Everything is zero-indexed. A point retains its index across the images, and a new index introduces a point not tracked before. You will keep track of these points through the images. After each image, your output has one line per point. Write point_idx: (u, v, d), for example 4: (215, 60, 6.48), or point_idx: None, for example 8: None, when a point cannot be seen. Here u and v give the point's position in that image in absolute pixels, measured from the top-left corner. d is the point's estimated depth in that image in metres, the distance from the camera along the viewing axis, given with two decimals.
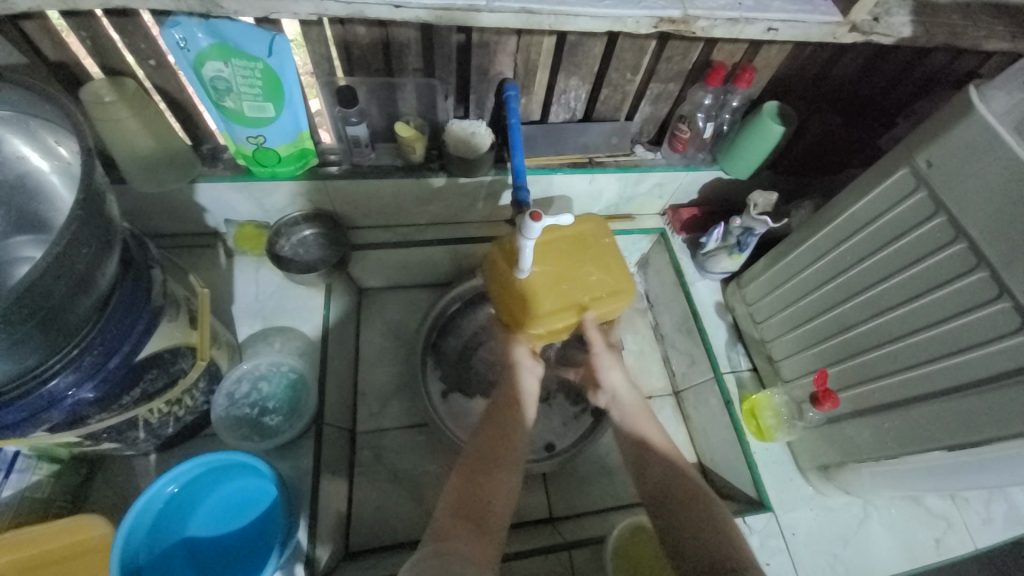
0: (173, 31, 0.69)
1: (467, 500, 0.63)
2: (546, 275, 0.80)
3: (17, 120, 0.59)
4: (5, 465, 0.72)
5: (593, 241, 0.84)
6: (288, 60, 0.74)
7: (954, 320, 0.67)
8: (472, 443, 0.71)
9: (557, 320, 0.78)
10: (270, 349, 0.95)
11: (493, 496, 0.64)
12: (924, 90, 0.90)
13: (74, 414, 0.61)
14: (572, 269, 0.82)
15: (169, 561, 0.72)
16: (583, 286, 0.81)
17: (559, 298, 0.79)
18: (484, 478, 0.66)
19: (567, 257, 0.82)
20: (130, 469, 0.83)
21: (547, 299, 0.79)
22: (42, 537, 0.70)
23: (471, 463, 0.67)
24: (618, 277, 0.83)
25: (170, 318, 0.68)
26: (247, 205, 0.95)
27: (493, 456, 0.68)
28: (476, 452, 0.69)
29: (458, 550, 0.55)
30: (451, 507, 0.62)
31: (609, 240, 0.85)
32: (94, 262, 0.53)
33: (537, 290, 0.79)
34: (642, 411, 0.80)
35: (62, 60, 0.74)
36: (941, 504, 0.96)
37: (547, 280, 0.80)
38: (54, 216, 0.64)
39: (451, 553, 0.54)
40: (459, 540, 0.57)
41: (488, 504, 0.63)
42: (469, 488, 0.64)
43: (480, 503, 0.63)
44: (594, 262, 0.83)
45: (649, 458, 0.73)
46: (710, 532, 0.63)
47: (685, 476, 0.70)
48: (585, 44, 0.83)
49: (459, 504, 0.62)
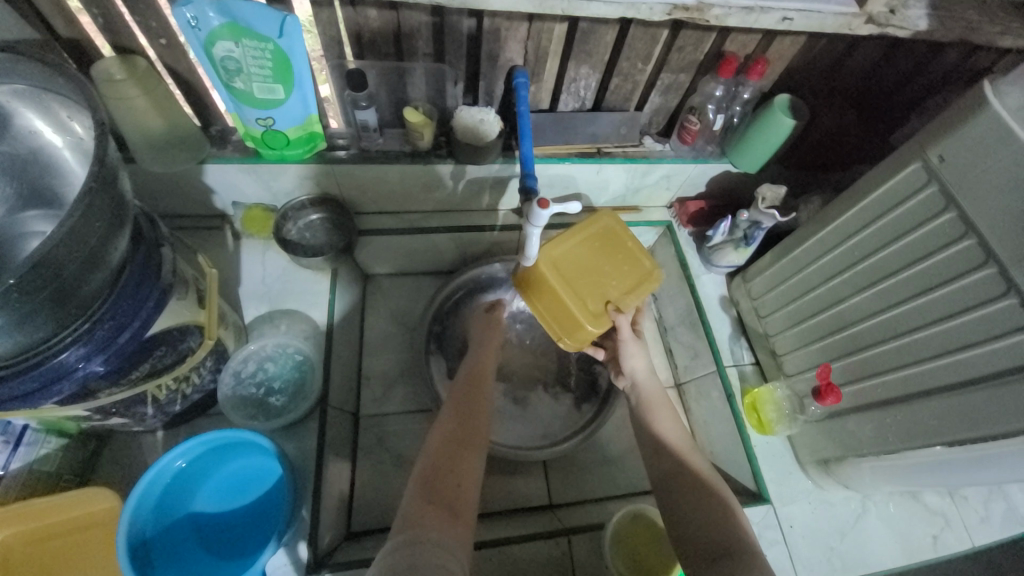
0: (184, 10, 0.69)
1: (438, 485, 0.62)
2: (580, 278, 0.78)
3: (30, 93, 0.59)
4: (13, 438, 0.72)
5: (607, 234, 0.82)
6: (298, 41, 0.73)
7: (960, 316, 0.67)
8: (440, 429, 0.71)
9: (603, 323, 0.77)
10: (276, 331, 0.96)
11: (463, 482, 0.64)
12: (938, 87, 0.88)
13: (83, 387, 0.61)
14: (602, 265, 0.79)
15: (174, 535, 0.73)
16: (614, 281, 0.79)
17: (598, 299, 0.78)
18: (454, 462, 0.66)
19: (594, 254, 0.80)
20: (136, 445, 0.84)
21: (588, 303, 0.77)
22: (57, 507, 0.71)
23: (442, 449, 0.68)
24: (643, 261, 0.81)
25: (179, 296, 0.68)
26: (255, 188, 0.95)
27: (460, 443, 0.69)
28: (448, 438, 0.70)
29: (432, 534, 0.54)
30: (422, 492, 0.61)
31: (621, 231, 0.82)
32: (106, 238, 0.53)
33: (576, 297, 0.77)
34: (661, 402, 0.82)
35: (73, 37, 0.74)
36: (940, 502, 0.96)
37: (580, 287, 0.77)
38: (65, 192, 0.65)
39: (424, 538, 0.53)
40: (432, 522, 0.56)
41: (460, 489, 0.63)
42: (440, 471, 0.64)
43: (453, 488, 0.63)
44: (620, 252, 0.81)
45: (662, 451, 0.75)
46: (708, 527, 0.64)
47: (687, 469, 0.71)
48: (597, 31, 0.82)
49: (428, 488, 0.62)
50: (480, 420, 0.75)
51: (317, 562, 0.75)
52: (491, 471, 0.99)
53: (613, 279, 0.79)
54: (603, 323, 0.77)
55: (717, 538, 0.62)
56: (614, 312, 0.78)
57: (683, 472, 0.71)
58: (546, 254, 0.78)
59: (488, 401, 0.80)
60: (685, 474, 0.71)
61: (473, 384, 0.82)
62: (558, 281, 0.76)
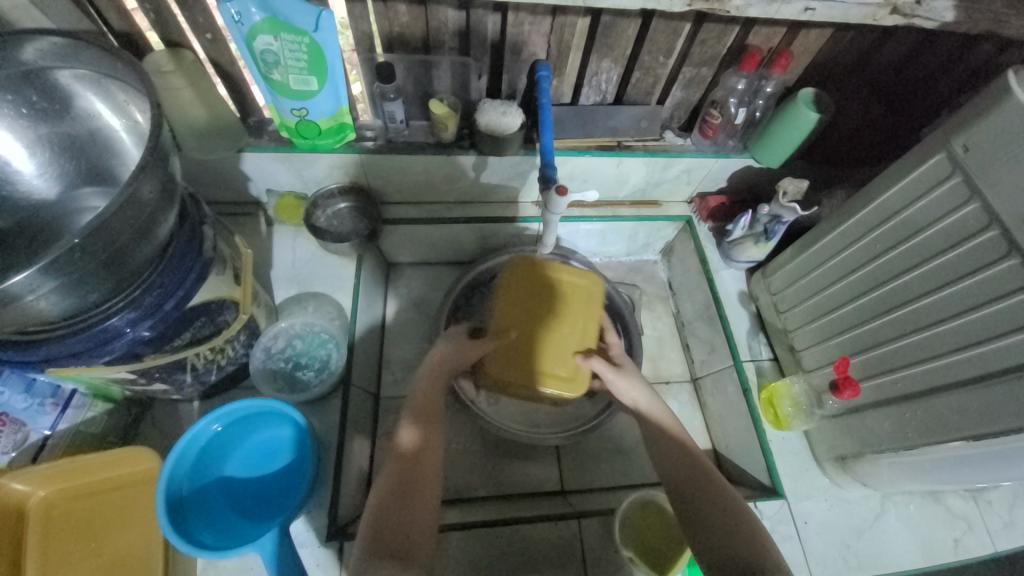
0: (229, 6, 0.73)
1: (389, 529, 0.64)
2: (543, 358, 0.89)
3: (92, 79, 0.65)
4: (62, 401, 0.78)
5: (542, 270, 0.95)
6: (333, 36, 0.78)
7: (983, 308, 0.66)
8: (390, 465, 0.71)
9: (581, 375, 0.88)
10: (304, 312, 1.00)
11: (414, 519, 0.66)
12: (969, 86, 0.85)
13: (130, 351, 0.66)
14: (552, 329, 0.91)
15: (207, 496, 0.78)
16: (570, 335, 0.91)
17: (564, 362, 0.89)
18: (407, 500, 0.68)
19: (538, 324, 0.91)
20: (174, 413, 0.89)
21: (558, 373, 0.88)
22: (98, 466, 0.76)
23: (390, 486, 0.69)
24: (581, 279, 0.96)
25: (218, 272, 0.73)
26: (289, 176, 1.00)
27: (415, 477, 0.70)
28: (402, 473, 0.70)
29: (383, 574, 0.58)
30: (372, 538, 0.63)
31: (552, 261, 0.97)
32: (156, 212, 0.58)
33: (549, 377, 0.87)
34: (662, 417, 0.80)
35: (128, 31, 0.80)
36: (963, 504, 0.94)
37: (544, 367, 0.88)
38: (121, 170, 0.70)
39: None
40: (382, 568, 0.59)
41: (412, 538, 0.65)
42: (389, 511, 0.66)
43: (400, 529, 0.65)
44: (556, 292, 0.94)
45: (669, 451, 0.75)
46: (727, 533, 0.63)
47: (697, 474, 0.70)
48: (619, 25, 0.84)
49: (379, 532, 0.64)
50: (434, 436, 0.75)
51: (339, 528, 0.80)
52: (505, 456, 1.01)
53: (567, 335, 0.91)
54: (581, 377, 0.88)
55: (733, 543, 0.61)
56: (584, 356, 0.89)
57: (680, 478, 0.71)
58: (503, 366, 0.88)
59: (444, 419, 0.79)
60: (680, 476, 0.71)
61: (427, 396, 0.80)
62: (535, 377, 0.87)
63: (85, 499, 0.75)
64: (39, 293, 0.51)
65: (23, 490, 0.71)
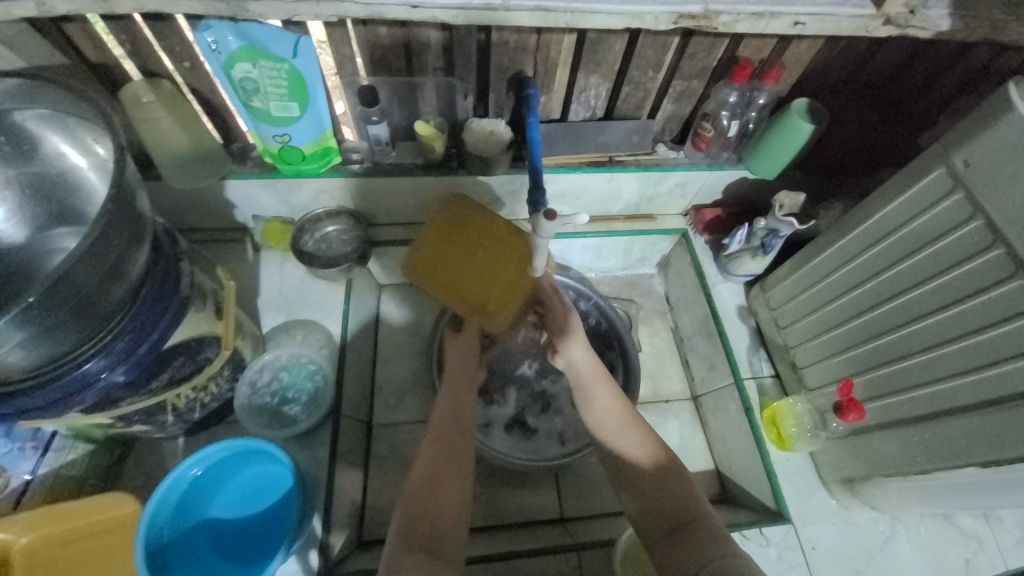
0: (205, 34, 0.72)
1: (415, 524, 0.64)
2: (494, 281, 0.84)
3: (55, 118, 0.64)
4: (43, 444, 0.78)
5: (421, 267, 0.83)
6: (312, 61, 0.76)
7: (990, 328, 0.63)
8: (421, 459, 0.71)
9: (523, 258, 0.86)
10: (292, 341, 0.98)
11: (441, 515, 0.66)
12: (968, 88, 0.83)
13: (106, 396, 0.64)
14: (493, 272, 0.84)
15: (192, 541, 0.76)
16: (490, 247, 0.85)
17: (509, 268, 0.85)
18: (434, 493, 0.67)
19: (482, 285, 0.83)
20: (159, 452, 0.87)
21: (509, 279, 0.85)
22: (79, 512, 0.73)
23: (421, 487, 0.68)
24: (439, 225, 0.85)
25: (197, 309, 0.71)
26: (274, 202, 0.98)
27: (439, 468, 0.70)
28: (429, 467, 0.70)
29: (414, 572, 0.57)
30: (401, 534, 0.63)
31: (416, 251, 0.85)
32: (126, 254, 0.56)
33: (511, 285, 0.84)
34: (599, 380, 0.82)
35: (104, 63, 0.78)
36: (974, 523, 0.91)
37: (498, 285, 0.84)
38: (90, 210, 0.68)
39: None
40: (414, 564, 0.58)
41: (438, 531, 0.64)
42: (418, 510, 0.65)
43: (431, 524, 0.64)
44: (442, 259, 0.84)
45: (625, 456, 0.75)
46: (673, 495, 0.69)
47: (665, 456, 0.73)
48: (605, 41, 0.82)
49: (408, 528, 0.64)
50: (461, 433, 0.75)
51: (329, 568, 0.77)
52: (502, 483, 0.98)
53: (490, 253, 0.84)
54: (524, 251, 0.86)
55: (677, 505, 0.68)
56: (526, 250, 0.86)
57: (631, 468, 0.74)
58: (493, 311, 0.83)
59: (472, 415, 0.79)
60: (632, 465, 0.74)
61: (456, 387, 0.81)
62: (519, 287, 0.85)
63: (65, 546, 0.73)
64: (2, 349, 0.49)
65: (5, 538, 0.69)
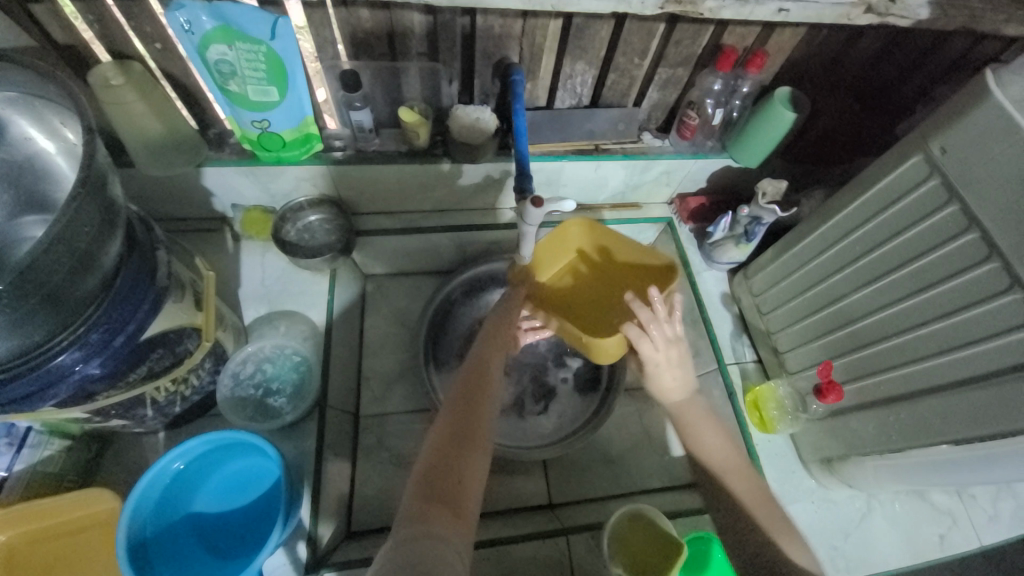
0: (177, 14, 0.68)
1: (439, 478, 0.57)
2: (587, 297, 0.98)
3: (22, 100, 0.61)
4: (18, 440, 0.74)
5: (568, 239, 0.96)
6: (291, 43, 0.74)
7: (963, 311, 0.65)
8: (446, 416, 0.66)
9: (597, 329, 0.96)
10: (276, 332, 0.96)
11: (465, 474, 0.59)
12: (946, 77, 0.85)
13: (81, 390, 0.62)
14: (587, 311, 0.97)
15: (176, 535, 0.75)
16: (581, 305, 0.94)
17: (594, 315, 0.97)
18: (459, 454, 0.60)
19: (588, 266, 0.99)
20: (138, 446, 0.84)
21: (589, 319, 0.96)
22: (57, 509, 0.72)
23: (446, 439, 0.62)
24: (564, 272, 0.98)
25: (175, 299, 0.69)
26: (254, 190, 0.95)
27: (468, 423, 0.65)
28: (456, 416, 0.65)
29: (435, 531, 0.50)
30: (420, 488, 0.56)
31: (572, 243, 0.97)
32: (98, 242, 0.54)
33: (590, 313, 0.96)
34: (699, 413, 0.76)
35: (70, 44, 0.75)
36: (946, 500, 0.95)
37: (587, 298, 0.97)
38: (58, 196, 0.66)
39: (424, 536, 0.49)
40: (432, 521, 0.51)
41: (462, 484, 0.57)
42: (443, 460, 0.59)
43: (451, 475, 0.58)
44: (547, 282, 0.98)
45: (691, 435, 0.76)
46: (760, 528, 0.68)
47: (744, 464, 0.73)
48: (592, 27, 0.81)
49: (426, 479, 0.57)
50: (489, 392, 0.71)
51: (318, 560, 0.78)
52: (491, 471, 0.99)
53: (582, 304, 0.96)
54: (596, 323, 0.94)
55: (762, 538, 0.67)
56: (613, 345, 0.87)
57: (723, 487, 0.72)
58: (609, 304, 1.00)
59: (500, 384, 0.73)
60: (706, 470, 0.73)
61: (489, 353, 0.77)
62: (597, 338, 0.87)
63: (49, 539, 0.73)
64: None
65: None
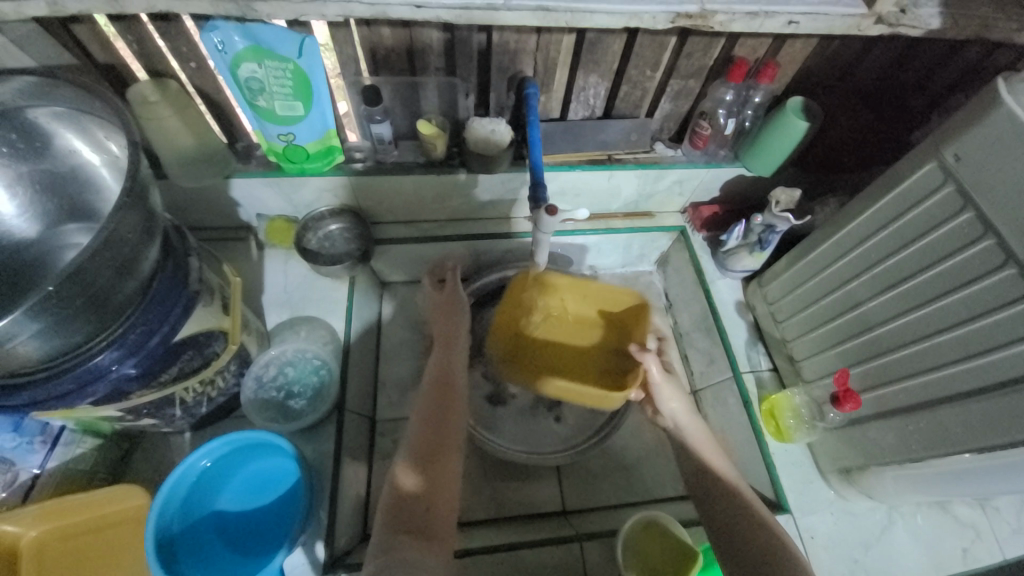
0: (211, 35, 0.73)
1: (407, 510, 0.61)
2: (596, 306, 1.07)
3: (69, 115, 0.65)
4: (52, 438, 0.78)
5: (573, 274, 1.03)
6: (317, 61, 0.77)
7: (982, 317, 0.65)
8: (413, 434, 0.70)
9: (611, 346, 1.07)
10: (296, 337, 0.99)
11: (436, 497, 0.64)
12: (960, 86, 0.84)
13: (117, 388, 0.65)
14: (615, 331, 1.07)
15: (199, 533, 0.77)
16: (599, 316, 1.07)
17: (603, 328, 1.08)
18: (431, 472, 0.65)
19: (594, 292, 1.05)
20: (166, 445, 0.88)
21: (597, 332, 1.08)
22: (87, 505, 0.74)
23: (415, 459, 0.67)
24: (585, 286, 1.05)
25: (205, 304, 0.72)
26: (277, 200, 0.99)
27: (438, 440, 0.69)
28: (425, 433, 0.70)
29: (404, 559, 0.55)
30: (389, 519, 0.61)
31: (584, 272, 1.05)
32: (137, 249, 0.57)
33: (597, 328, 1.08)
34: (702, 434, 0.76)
35: (111, 63, 0.80)
36: (971, 513, 0.92)
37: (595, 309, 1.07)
38: (101, 206, 0.71)
39: (394, 566, 0.54)
40: (403, 550, 0.56)
41: (431, 511, 0.62)
42: (412, 485, 0.64)
43: (419, 503, 0.62)
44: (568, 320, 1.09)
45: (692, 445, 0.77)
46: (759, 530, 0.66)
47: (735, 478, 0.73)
48: (604, 41, 0.84)
49: (396, 509, 0.62)
50: (455, 404, 0.75)
51: (333, 561, 0.78)
52: (504, 477, 0.99)
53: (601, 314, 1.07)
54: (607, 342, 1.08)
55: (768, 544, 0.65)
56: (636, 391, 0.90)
57: (714, 509, 0.71)
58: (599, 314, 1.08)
59: (462, 392, 0.78)
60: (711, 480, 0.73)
61: (445, 361, 0.82)
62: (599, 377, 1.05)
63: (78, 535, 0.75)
64: (19, 339, 0.51)
65: (15, 531, 0.70)
